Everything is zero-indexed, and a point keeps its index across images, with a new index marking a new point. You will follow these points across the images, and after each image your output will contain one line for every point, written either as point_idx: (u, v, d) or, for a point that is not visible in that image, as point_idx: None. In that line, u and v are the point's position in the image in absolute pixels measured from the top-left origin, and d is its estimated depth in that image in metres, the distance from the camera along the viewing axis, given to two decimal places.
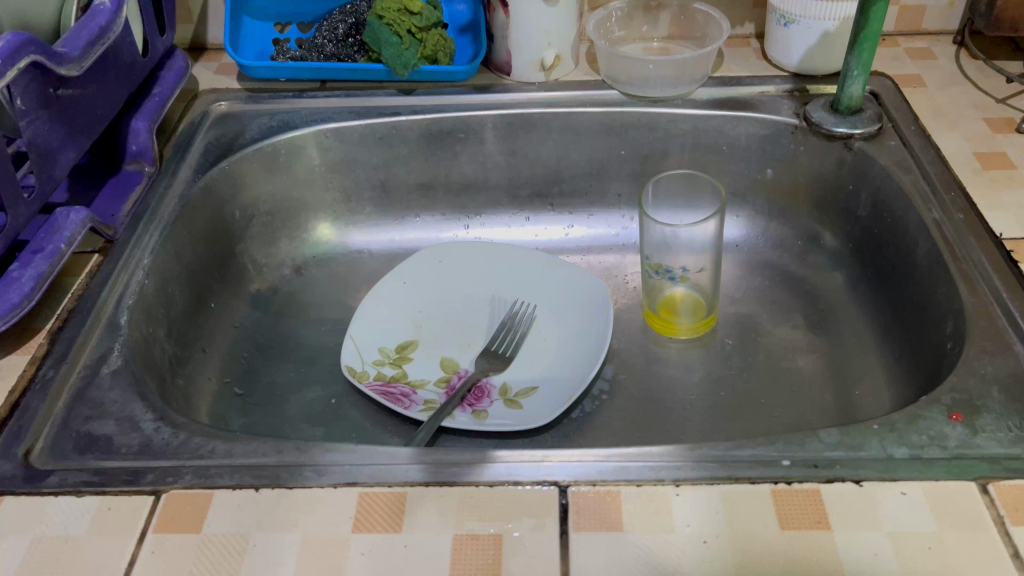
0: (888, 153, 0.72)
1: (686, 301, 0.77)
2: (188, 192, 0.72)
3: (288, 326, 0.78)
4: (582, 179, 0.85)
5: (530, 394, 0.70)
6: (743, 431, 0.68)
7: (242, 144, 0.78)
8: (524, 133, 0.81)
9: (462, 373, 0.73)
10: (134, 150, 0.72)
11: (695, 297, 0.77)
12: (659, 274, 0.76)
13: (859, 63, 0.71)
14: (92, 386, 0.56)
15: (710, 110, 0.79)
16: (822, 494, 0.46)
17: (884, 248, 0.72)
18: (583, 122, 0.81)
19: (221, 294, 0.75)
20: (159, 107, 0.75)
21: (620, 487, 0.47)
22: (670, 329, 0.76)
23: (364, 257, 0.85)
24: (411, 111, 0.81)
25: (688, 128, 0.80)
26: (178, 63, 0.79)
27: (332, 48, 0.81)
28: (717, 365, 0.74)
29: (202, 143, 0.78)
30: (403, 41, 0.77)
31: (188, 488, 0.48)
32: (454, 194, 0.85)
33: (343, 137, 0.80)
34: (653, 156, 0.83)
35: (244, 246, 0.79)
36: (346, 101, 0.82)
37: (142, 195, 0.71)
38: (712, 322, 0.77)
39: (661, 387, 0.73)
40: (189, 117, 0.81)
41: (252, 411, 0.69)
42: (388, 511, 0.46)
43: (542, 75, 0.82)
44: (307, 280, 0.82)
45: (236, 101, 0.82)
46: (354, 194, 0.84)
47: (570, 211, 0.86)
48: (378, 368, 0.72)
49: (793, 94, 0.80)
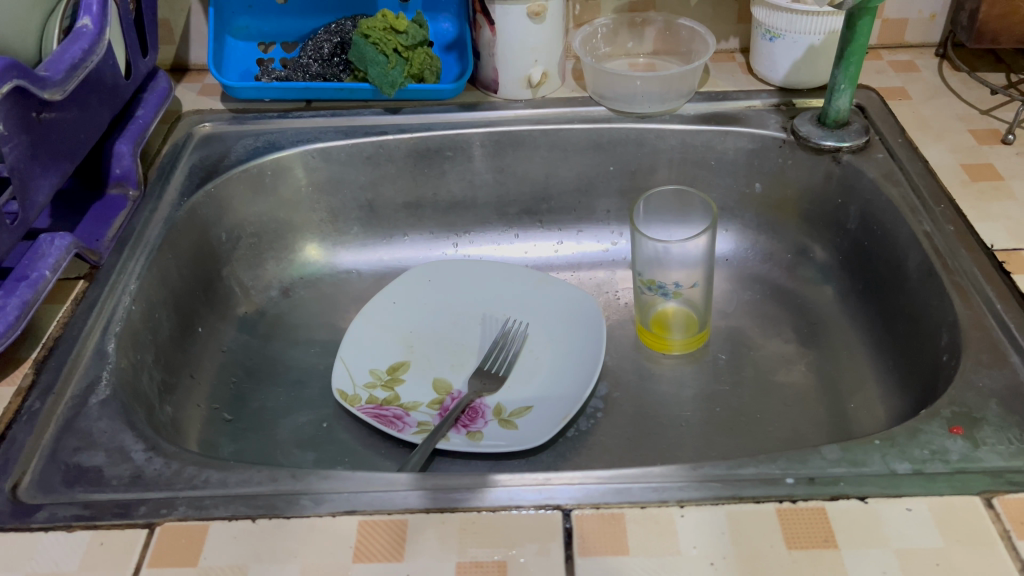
0: (876, 166, 0.72)
1: (678, 317, 0.77)
2: (174, 215, 0.71)
3: (277, 349, 0.77)
4: (570, 196, 0.84)
5: (524, 414, 0.70)
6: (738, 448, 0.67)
7: (227, 166, 0.77)
8: (512, 151, 0.81)
9: (455, 394, 0.72)
10: (117, 174, 0.71)
11: (687, 313, 0.76)
12: (652, 289, 0.75)
13: (846, 77, 0.72)
14: (80, 417, 0.54)
15: (698, 126, 0.79)
16: (826, 512, 0.46)
17: (875, 260, 0.72)
18: (571, 139, 0.80)
19: (209, 318, 0.74)
20: (143, 130, 0.74)
21: (624, 510, 0.47)
22: (663, 345, 0.76)
23: (352, 277, 0.84)
24: (398, 130, 0.80)
25: (675, 144, 0.80)
26: (161, 85, 0.78)
27: (317, 67, 0.80)
28: (711, 381, 0.74)
29: (186, 165, 0.77)
30: (389, 60, 0.77)
31: (182, 519, 0.47)
32: (442, 213, 0.85)
33: (330, 157, 0.80)
34: (641, 171, 0.83)
35: (230, 269, 0.78)
36: (332, 121, 0.81)
37: (126, 220, 0.69)
38: (704, 337, 0.77)
39: (655, 404, 0.72)
40: (172, 139, 0.80)
41: (242, 437, 0.68)
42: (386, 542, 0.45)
43: (529, 93, 0.82)
44: (295, 302, 0.81)
45: (220, 122, 0.81)
46: (341, 215, 0.83)
47: (559, 228, 0.86)
48: (369, 391, 0.71)
49: (779, 108, 0.80)
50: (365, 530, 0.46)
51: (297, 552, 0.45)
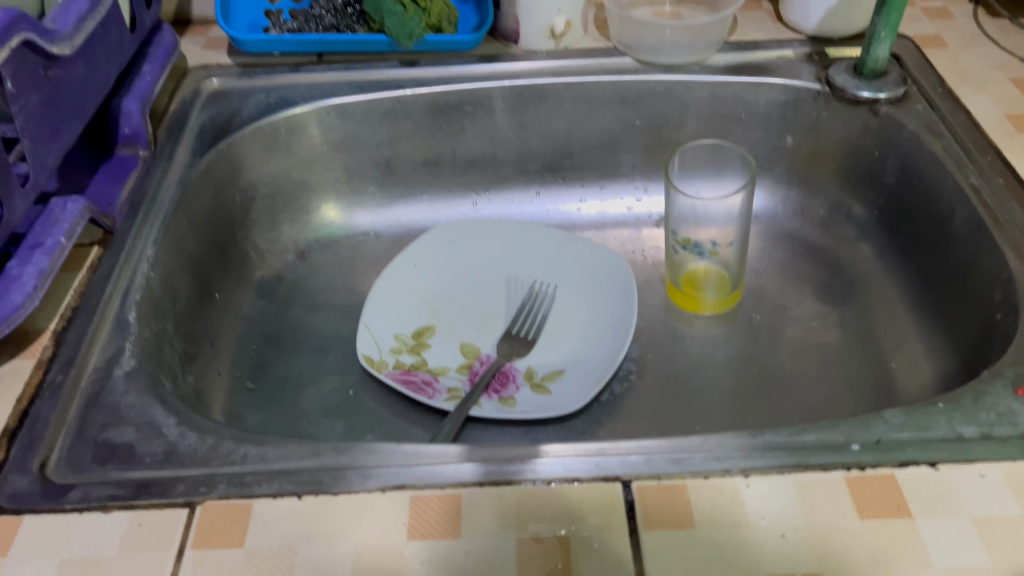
0: (917, 117, 0.70)
1: (709, 277, 0.75)
2: (188, 176, 0.68)
3: (296, 315, 0.74)
4: (594, 152, 0.81)
5: (556, 378, 0.68)
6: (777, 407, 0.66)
7: (239, 124, 0.73)
8: (535, 105, 0.78)
9: (483, 359, 0.70)
10: (127, 133, 0.67)
11: (719, 273, 0.75)
12: (686, 248, 0.74)
13: (887, 24, 0.69)
14: (106, 390, 0.52)
15: (729, 77, 0.76)
16: (897, 480, 0.44)
17: (914, 215, 0.70)
18: (595, 92, 0.77)
19: (225, 283, 0.71)
20: (151, 87, 0.70)
21: (687, 481, 0.45)
22: (694, 305, 0.73)
23: (370, 238, 0.81)
24: (416, 84, 0.76)
25: (705, 96, 0.77)
26: (166, 39, 0.74)
27: (330, 18, 0.76)
28: (745, 342, 0.72)
29: (197, 122, 0.73)
30: (406, 10, 0.73)
31: (223, 498, 0.45)
32: (461, 171, 0.81)
33: (345, 114, 0.76)
34: (668, 125, 0.80)
35: (245, 232, 0.75)
36: (347, 75, 0.77)
37: (138, 181, 0.66)
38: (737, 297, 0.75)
39: (690, 366, 0.70)
40: (179, 95, 0.75)
41: (266, 407, 0.66)
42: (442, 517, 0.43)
43: (551, 43, 0.78)
44: (312, 266, 0.78)
45: (228, 77, 0.77)
46: (356, 174, 0.80)
47: (581, 185, 0.83)
48: (396, 357, 0.69)
49: (812, 57, 0.77)
50: (418, 505, 0.44)
51: (349, 529, 0.43)
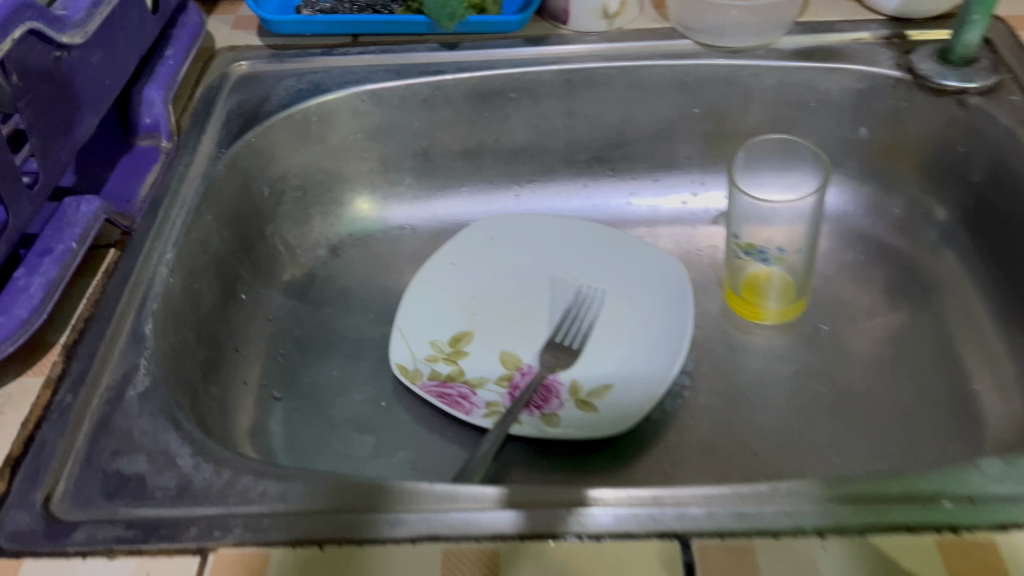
0: (1009, 109, 0.62)
1: (772, 288, 0.68)
2: (212, 170, 0.63)
3: (327, 316, 0.70)
4: (648, 141, 0.75)
5: (603, 394, 0.63)
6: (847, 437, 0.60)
7: (269, 111, 0.68)
8: (585, 91, 0.72)
9: (525, 370, 0.65)
10: (148, 123, 0.63)
11: (785, 279, 0.68)
12: (749, 254, 0.68)
13: (980, 5, 0.62)
14: (118, 412, 0.48)
15: (799, 63, 0.69)
16: (998, 545, 0.39)
17: (1003, 219, 0.63)
18: (651, 77, 0.71)
19: (252, 283, 0.67)
20: (174, 72, 0.65)
21: (755, 541, 0.40)
22: (755, 314, 0.68)
23: (406, 234, 0.76)
24: (457, 68, 0.71)
25: (772, 83, 0.71)
26: (192, 20, 0.69)
27: None
28: (811, 356, 0.66)
29: (224, 109, 0.68)
30: None
31: (238, 545, 0.41)
32: (504, 161, 0.76)
33: (381, 100, 0.71)
34: (730, 114, 0.73)
35: (274, 227, 0.70)
36: (383, 59, 0.72)
37: (160, 176, 0.62)
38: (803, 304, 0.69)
39: (750, 382, 0.65)
40: (206, 80, 0.71)
41: (293, 419, 0.62)
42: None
43: (603, 24, 0.72)
44: (344, 262, 0.74)
45: (258, 61, 0.72)
46: (393, 164, 0.75)
47: (633, 177, 0.77)
48: (431, 366, 0.65)
49: (892, 41, 0.70)
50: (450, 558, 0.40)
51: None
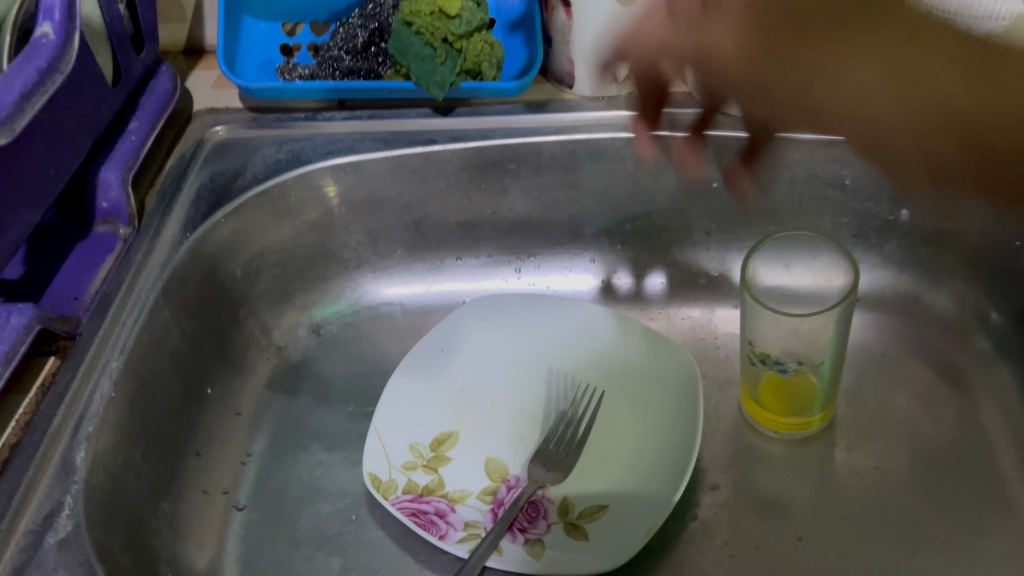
0: None
1: (794, 400, 0.60)
2: (173, 258, 0.58)
3: (303, 407, 0.64)
4: (661, 216, 0.68)
5: (597, 517, 0.56)
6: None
7: (241, 186, 0.63)
8: (590, 163, 0.65)
9: (512, 482, 0.59)
10: (105, 208, 0.58)
11: (809, 386, 0.59)
12: (767, 364, 0.59)
13: None
14: (31, 566, 0.43)
15: (832, 137, 0.61)
16: None
17: None
18: (662, 150, 0.64)
19: (221, 375, 0.62)
20: (137, 148, 0.60)
21: None
22: (776, 422, 0.60)
23: (396, 313, 0.70)
24: (450, 137, 0.65)
25: (800, 158, 0.63)
26: (161, 85, 0.63)
27: (349, 61, 0.64)
28: (833, 475, 0.59)
29: (195, 184, 0.63)
30: (437, 54, 0.61)
31: None
32: (502, 234, 0.70)
33: (366, 172, 0.65)
34: (753, 190, 0.65)
35: (249, 309, 0.65)
36: (370, 125, 0.66)
37: (114, 268, 0.57)
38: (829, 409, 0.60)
39: (761, 505, 0.58)
40: (180, 148, 0.65)
41: (254, 536, 0.57)
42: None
43: (614, 88, 0.65)
44: (327, 344, 0.68)
45: (236, 125, 0.66)
46: (382, 236, 0.69)
47: (645, 252, 0.70)
48: (408, 475, 0.59)
49: None
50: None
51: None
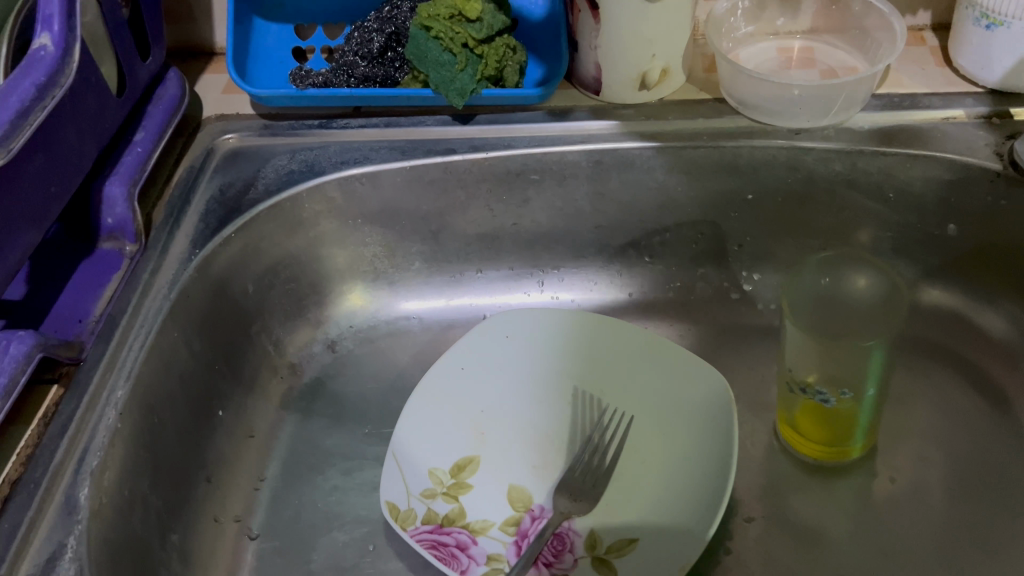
0: None
1: (832, 428, 0.56)
2: (181, 276, 0.55)
3: (317, 428, 0.62)
4: (691, 228, 0.65)
5: (626, 551, 0.53)
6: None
7: (253, 199, 0.60)
8: (618, 174, 0.62)
9: (535, 512, 0.56)
10: (110, 224, 0.55)
11: (849, 417, 0.55)
12: (806, 392, 0.55)
13: None
14: None
15: (874, 148, 0.58)
16: None
17: None
18: (694, 160, 0.61)
19: (232, 395, 0.60)
20: (142, 161, 0.57)
21: None
22: (805, 444, 0.58)
23: (414, 325, 0.68)
24: (470, 146, 0.61)
25: (841, 169, 0.60)
26: (168, 92, 0.61)
27: (364, 68, 0.60)
28: (876, 507, 0.55)
29: (204, 197, 0.60)
30: (457, 60, 0.58)
31: None
32: (524, 246, 0.67)
33: (382, 183, 0.62)
34: (790, 202, 0.62)
35: (261, 326, 0.63)
36: (386, 133, 0.63)
37: (120, 288, 0.54)
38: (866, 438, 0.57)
39: (800, 539, 0.55)
40: (188, 158, 0.62)
41: (267, 567, 0.55)
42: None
43: (644, 96, 0.62)
44: (342, 361, 0.66)
45: (248, 133, 0.64)
46: (399, 248, 0.66)
47: (673, 265, 0.67)
48: (427, 504, 0.56)
49: (992, 121, 0.58)
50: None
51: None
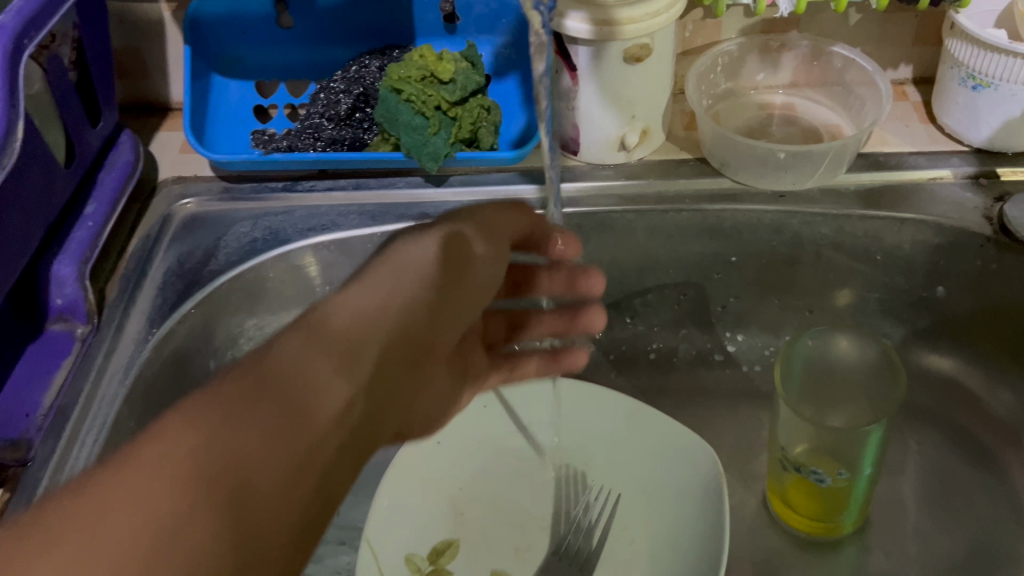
0: None
1: (826, 504, 0.53)
2: (138, 359, 0.52)
3: None
4: (673, 288, 0.63)
5: None
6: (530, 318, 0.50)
7: (214, 271, 0.57)
8: (598, 236, 0.60)
9: None
10: (60, 305, 0.52)
11: (838, 497, 0.53)
12: (799, 471, 0.52)
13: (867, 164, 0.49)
14: None
15: (860, 210, 0.56)
16: None
17: None
18: (676, 221, 0.58)
19: None
20: (95, 236, 0.54)
21: None
22: (793, 513, 0.55)
23: None
24: (444, 210, 0.59)
25: (828, 231, 0.58)
26: (122, 158, 0.57)
27: (331, 130, 0.58)
28: None
29: (161, 270, 0.57)
30: (430, 123, 0.55)
31: None
32: None
33: (351, 250, 0.59)
34: (775, 263, 0.60)
35: None
36: (355, 196, 0.60)
37: (69, 376, 0.50)
38: (852, 517, 0.55)
39: None
40: (143, 225, 0.59)
41: None
42: (301, 519, 0.29)
43: (622, 156, 0.59)
44: None
45: (207, 197, 0.60)
46: None
47: (655, 326, 0.65)
48: None
49: (979, 181, 0.57)
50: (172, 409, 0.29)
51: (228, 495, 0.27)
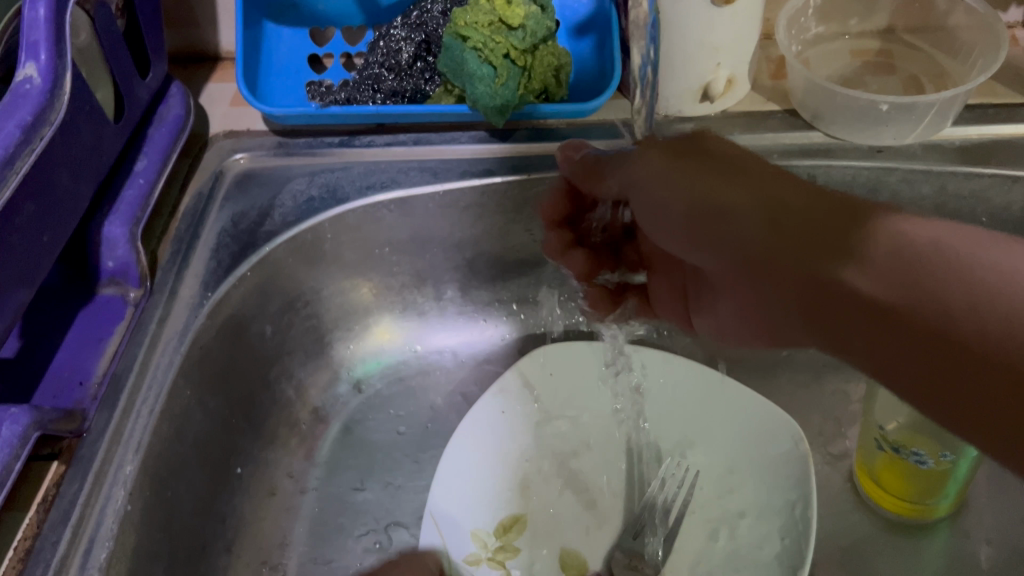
0: None
1: (918, 486, 0.49)
2: (193, 325, 0.49)
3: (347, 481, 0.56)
4: None
5: None
6: (711, 233, 0.37)
7: (271, 232, 0.54)
8: None
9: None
10: (111, 268, 0.49)
11: (937, 480, 0.49)
12: (899, 452, 0.48)
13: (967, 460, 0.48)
14: None
15: (967, 168, 0.52)
16: None
17: None
18: None
19: (251, 451, 0.54)
20: (144, 195, 0.51)
21: None
22: (886, 491, 0.51)
23: (447, 361, 0.63)
24: (510, 167, 0.55)
25: (930, 192, 0.53)
26: (172, 112, 0.54)
27: (392, 82, 0.54)
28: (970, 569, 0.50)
29: (215, 231, 0.54)
30: (498, 74, 0.51)
31: None
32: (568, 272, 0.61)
33: (412, 210, 0.56)
34: None
35: (282, 367, 0.57)
36: (415, 151, 0.56)
37: (123, 344, 0.48)
38: (949, 501, 0.51)
39: None
40: (195, 183, 0.56)
41: None
42: None
43: (704, 107, 0.55)
44: (371, 403, 0.61)
45: (260, 152, 0.57)
46: (430, 277, 0.62)
47: None
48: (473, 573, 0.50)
49: None
50: None
51: None
